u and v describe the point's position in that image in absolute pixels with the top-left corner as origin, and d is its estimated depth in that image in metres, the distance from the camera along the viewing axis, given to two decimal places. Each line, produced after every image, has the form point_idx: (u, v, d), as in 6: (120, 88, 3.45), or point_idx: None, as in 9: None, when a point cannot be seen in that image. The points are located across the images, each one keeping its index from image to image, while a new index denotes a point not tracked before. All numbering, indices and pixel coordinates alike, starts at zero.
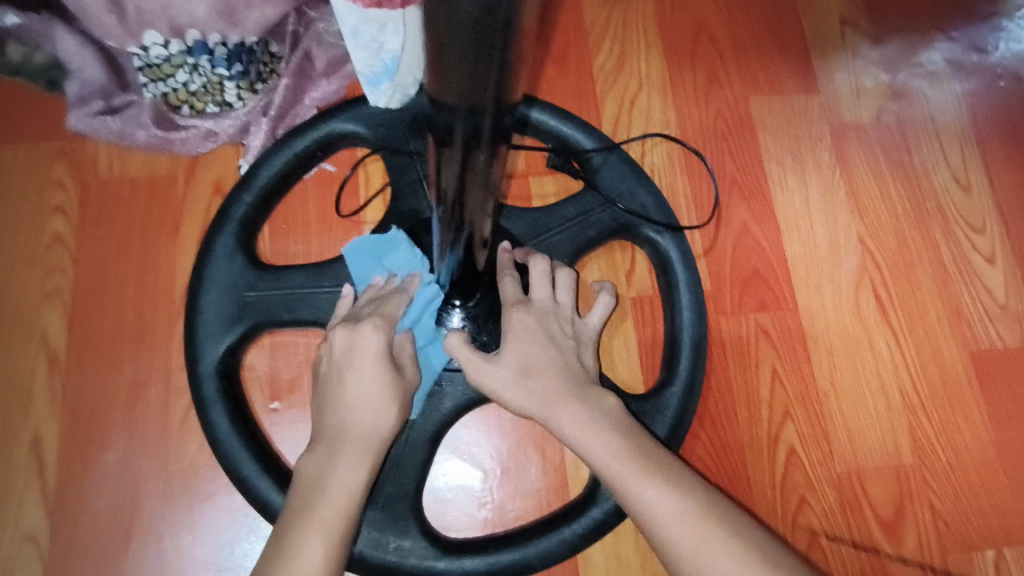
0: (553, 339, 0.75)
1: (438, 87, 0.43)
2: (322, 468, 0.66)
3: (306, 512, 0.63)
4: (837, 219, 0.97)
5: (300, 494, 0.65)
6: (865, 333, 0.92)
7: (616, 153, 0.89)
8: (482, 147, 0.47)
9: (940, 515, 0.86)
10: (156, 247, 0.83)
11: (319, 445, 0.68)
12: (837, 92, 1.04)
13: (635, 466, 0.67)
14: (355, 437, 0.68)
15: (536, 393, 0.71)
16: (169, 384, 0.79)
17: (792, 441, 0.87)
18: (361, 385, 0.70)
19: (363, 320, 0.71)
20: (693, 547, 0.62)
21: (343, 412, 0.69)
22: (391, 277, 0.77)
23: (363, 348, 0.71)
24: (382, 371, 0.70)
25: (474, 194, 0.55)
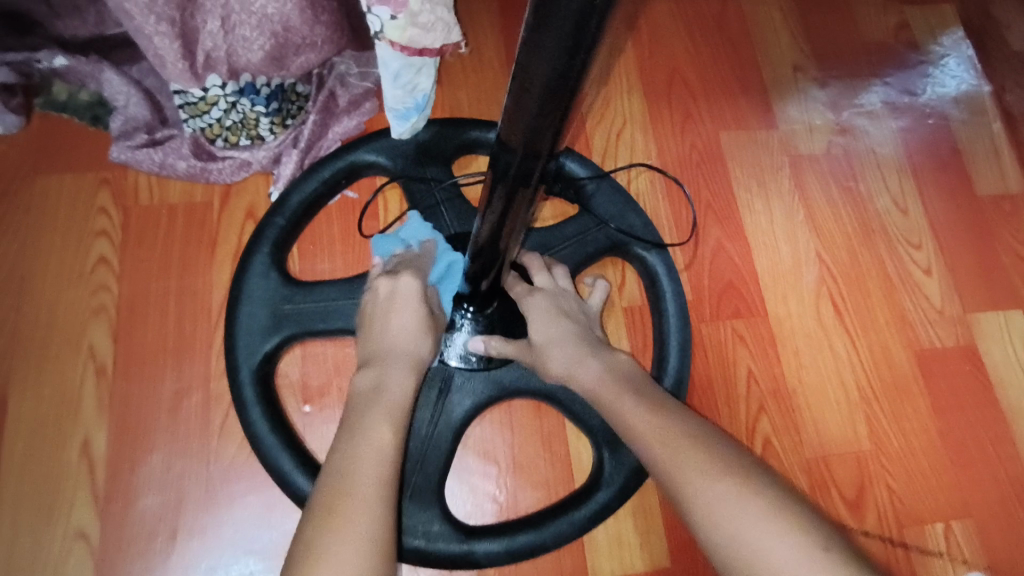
0: (566, 314, 0.86)
1: (507, 131, 0.55)
2: (378, 377, 0.75)
3: (370, 410, 0.72)
4: (797, 237, 1.11)
5: (356, 403, 0.74)
6: (826, 336, 1.05)
7: (607, 180, 1.02)
8: (532, 181, 0.60)
9: (896, 493, 0.98)
10: (194, 266, 0.91)
11: (366, 367, 0.77)
12: (793, 128, 1.20)
13: (633, 400, 0.75)
14: (404, 351, 0.78)
15: (559, 356, 0.81)
16: (209, 391, 0.86)
17: (767, 432, 0.99)
18: (398, 311, 0.80)
19: (402, 271, 0.82)
20: (668, 458, 0.69)
21: (389, 332, 0.79)
22: (408, 248, 0.88)
23: (404, 291, 0.81)
24: (419, 307, 0.81)
25: (512, 224, 0.68)
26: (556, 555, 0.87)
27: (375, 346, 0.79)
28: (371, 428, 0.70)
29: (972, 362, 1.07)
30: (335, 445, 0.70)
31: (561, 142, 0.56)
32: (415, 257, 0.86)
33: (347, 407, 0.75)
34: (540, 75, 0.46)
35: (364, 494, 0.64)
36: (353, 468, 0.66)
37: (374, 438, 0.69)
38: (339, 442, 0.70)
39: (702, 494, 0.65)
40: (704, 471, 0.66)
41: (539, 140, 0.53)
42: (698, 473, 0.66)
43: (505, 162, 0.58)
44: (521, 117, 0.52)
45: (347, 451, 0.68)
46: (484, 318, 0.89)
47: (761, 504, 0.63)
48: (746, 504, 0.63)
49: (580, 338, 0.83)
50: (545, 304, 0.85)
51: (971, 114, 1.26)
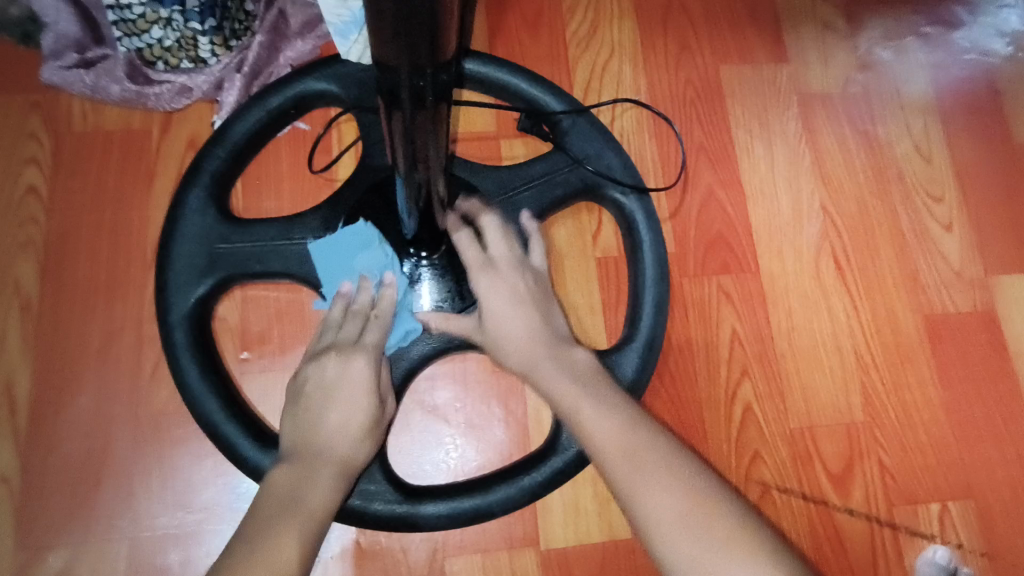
0: (519, 288, 0.78)
1: (379, 47, 0.46)
2: (299, 480, 0.67)
3: (281, 514, 0.64)
4: (800, 186, 1.00)
5: (274, 502, 0.65)
6: (824, 297, 0.95)
7: (584, 116, 0.91)
8: (429, 103, 0.51)
9: (888, 470, 0.89)
10: (130, 201, 0.85)
11: (287, 461, 0.68)
12: (807, 63, 1.06)
13: (588, 404, 0.70)
14: (334, 456, 0.70)
15: (524, 352, 0.75)
16: (141, 333, 0.81)
17: (749, 398, 0.90)
18: (347, 405, 0.72)
19: (355, 354, 0.74)
20: (625, 476, 0.65)
21: (324, 435, 0.71)
22: (363, 282, 0.78)
23: (352, 377, 0.73)
24: (369, 412, 0.73)
25: (426, 155, 0.59)
26: (505, 521, 0.81)
27: (304, 445, 0.70)
28: (276, 536, 0.62)
29: (989, 329, 0.96)
30: (242, 545, 0.61)
31: (449, 49, 0.46)
32: (366, 317, 0.77)
33: (262, 498, 0.66)
34: None
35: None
36: (253, 574, 0.58)
37: (278, 554, 0.61)
38: (233, 552, 0.60)
39: (666, 518, 0.62)
40: (669, 492, 0.63)
41: (416, 55, 0.44)
42: (660, 502, 0.63)
43: (391, 85, 0.49)
44: (385, 28, 0.43)
45: (252, 563, 0.59)
46: (433, 263, 0.83)
47: (727, 533, 0.61)
48: (711, 534, 0.60)
49: (532, 314, 0.76)
50: (497, 281, 0.78)
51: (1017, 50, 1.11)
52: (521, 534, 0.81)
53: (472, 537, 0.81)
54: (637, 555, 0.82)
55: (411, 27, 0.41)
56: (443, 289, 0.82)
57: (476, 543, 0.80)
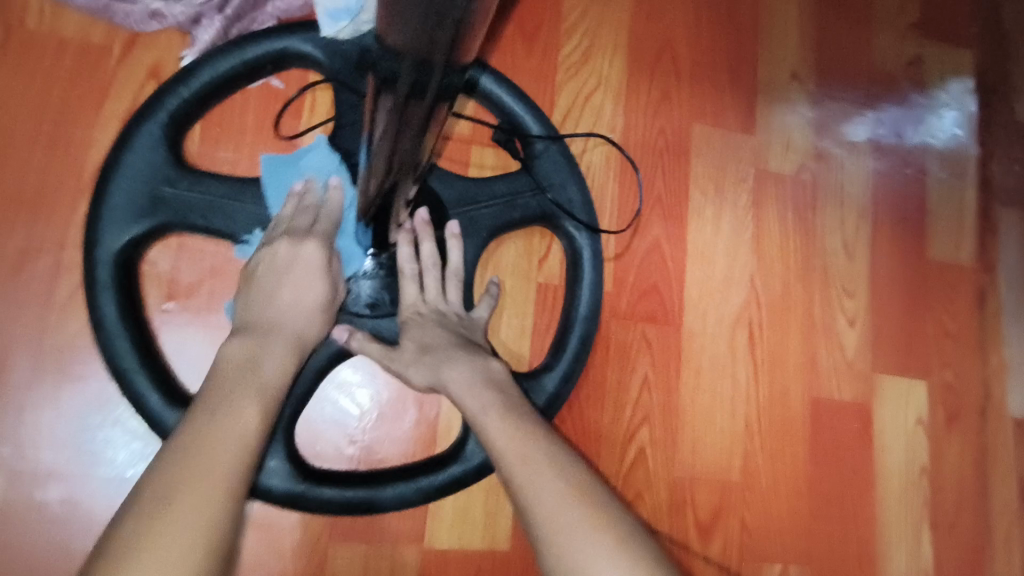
0: (444, 322, 0.81)
1: (393, 25, 0.45)
2: (254, 355, 0.68)
3: (240, 386, 0.65)
4: (737, 255, 1.06)
5: (233, 376, 0.66)
6: (732, 362, 1.03)
7: (557, 145, 0.94)
8: (425, 101, 0.50)
9: (748, 527, 0.99)
10: (74, 118, 0.80)
11: (240, 335, 0.70)
12: (771, 140, 1.13)
13: (495, 410, 0.72)
14: (285, 334, 0.71)
15: (433, 364, 0.77)
16: (60, 259, 0.77)
17: (644, 441, 0.97)
18: (303, 280, 0.74)
19: (308, 237, 0.76)
20: (523, 476, 0.67)
21: (278, 312, 0.72)
22: (310, 181, 0.79)
23: (307, 258, 0.75)
24: (323, 286, 0.75)
25: (405, 154, 0.59)
26: (395, 515, 0.84)
27: (255, 325, 0.71)
28: (238, 402, 0.63)
29: (862, 420, 1.08)
30: (205, 406, 0.62)
31: (461, 59, 0.47)
32: (317, 212, 0.78)
33: (219, 371, 0.67)
34: None
35: (219, 472, 0.58)
36: (209, 444, 0.60)
37: (239, 421, 0.62)
38: (190, 415, 0.62)
39: (558, 519, 0.63)
40: (560, 504, 0.64)
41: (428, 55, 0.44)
42: (555, 499, 0.65)
43: (392, 70, 0.49)
44: (405, 13, 0.42)
45: (213, 428, 0.61)
46: (380, 262, 0.84)
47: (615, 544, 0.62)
48: (585, 525, 0.63)
49: (453, 342, 0.79)
50: (421, 319, 0.81)
51: (949, 172, 1.23)
52: (407, 531, 0.85)
53: (361, 526, 0.83)
54: (509, 566, 0.87)
55: (428, 24, 0.41)
56: (383, 287, 0.84)
57: (364, 531, 0.83)
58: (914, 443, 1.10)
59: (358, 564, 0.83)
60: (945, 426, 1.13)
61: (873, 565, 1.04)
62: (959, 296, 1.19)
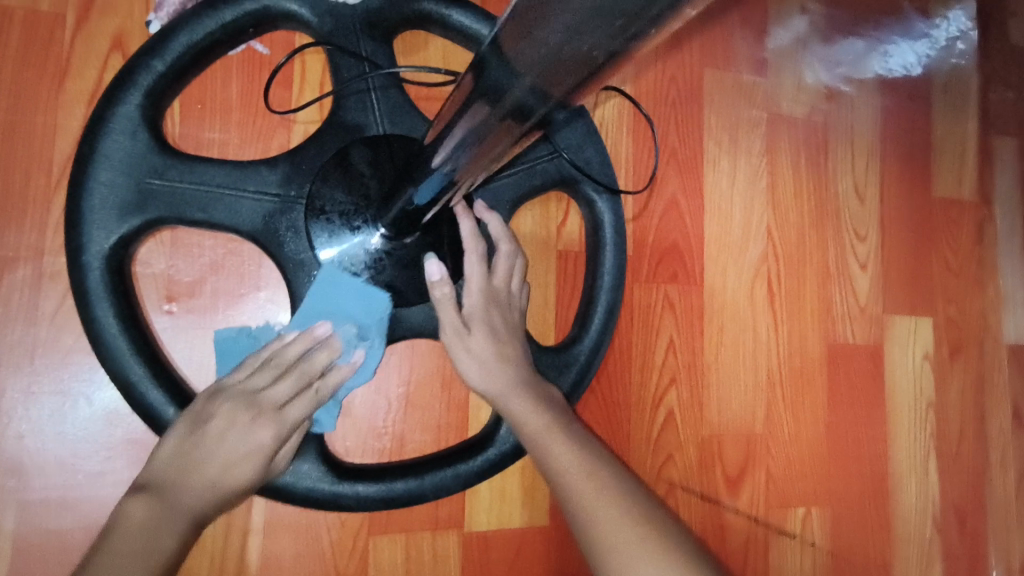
0: (510, 325, 0.78)
1: (507, 48, 0.43)
2: (157, 523, 0.60)
3: (132, 561, 0.57)
4: (753, 207, 1.04)
5: (131, 540, 0.58)
6: (752, 317, 1.02)
7: (572, 103, 0.87)
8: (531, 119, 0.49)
9: (773, 476, 1.01)
10: (34, 103, 0.70)
11: (147, 491, 0.62)
12: (781, 84, 1.09)
13: (563, 439, 0.72)
14: (184, 509, 0.62)
15: (503, 378, 0.74)
16: (40, 267, 0.69)
17: (673, 404, 0.96)
18: (235, 458, 0.66)
19: (270, 421, 0.68)
20: (587, 500, 0.68)
21: (197, 488, 0.64)
22: (333, 336, 0.71)
23: (251, 448, 0.66)
24: (258, 472, 0.66)
25: (483, 152, 0.57)
26: (433, 504, 0.82)
27: (171, 485, 0.63)
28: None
29: (875, 363, 1.10)
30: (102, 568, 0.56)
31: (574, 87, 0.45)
32: (307, 385, 0.70)
33: (120, 531, 0.59)
34: (554, 38, 0.38)
35: None
36: None
37: None
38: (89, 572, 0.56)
39: (619, 535, 0.66)
40: (622, 529, 0.66)
41: (543, 85, 0.43)
42: (603, 517, 0.67)
43: (497, 85, 0.46)
44: (524, 52, 0.41)
45: None
46: (395, 243, 0.75)
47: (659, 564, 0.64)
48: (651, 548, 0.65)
49: (519, 355, 0.76)
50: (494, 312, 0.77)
51: (953, 105, 1.21)
52: (446, 518, 0.83)
53: (399, 518, 0.81)
54: (550, 541, 0.87)
55: (556, 64, 0.40)
56: (408, 275, 0.76)
57: (402, 523, 0.81)
58: (922, 380, 1.13)
59: (401, 556, 0.81)
60: (949, 359, 1.16)
61: (887, 499, 1.08)
62: (963, 231, 1.20)
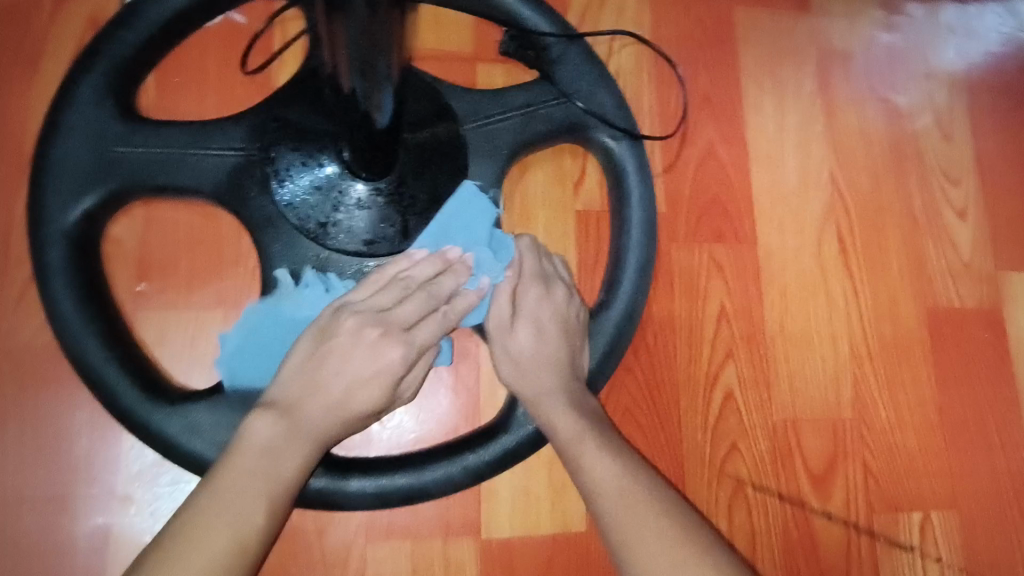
0: (559, 325, 0.68)
1: None
2: (274, 447, 0.54)
3: (255, 485, 0.52)
4: (809, 152, 0.89)
5: (250, 464, 0.53)
6: (823, 279, 0.85)
7: (577, 45, 0.77)
8: (382, 13, 0.46)
9: (872, 472, 0.81)
10: (10, 86, 0.68)
11: (287, 413, 0.56)
12: (831, 14, 0.94)
13: (604, 453, 0.62)
14: (313, 433, 0.57)
15: (547, 375, 0.66)
16: (10, 251, 0.66)
17: (732, 383, 0.79)
18: (361, 380, 0.60)
19: (411, 346, 0.62)
20: (624, 512, 0.58)
21: (317, 406, 0.58)
22: (466, 259, 0.66)
23: (388, 375, 0.61)
24: (378, 399, 0.60)
25: (381, 31, 0.48)
26: (442, 506, 0.70)
27: (299, 404, 0.57)
28: (240, 511, 0.51)
29: (993, 329, 0.89)
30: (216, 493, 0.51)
31: None
32: (434, 310, 0.64)
33: (234, 456, 0.54)
34: None
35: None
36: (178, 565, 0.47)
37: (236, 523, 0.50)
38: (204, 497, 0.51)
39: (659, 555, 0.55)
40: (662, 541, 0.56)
41: None
42: (630, 511, 0.58)
43: None
44: None
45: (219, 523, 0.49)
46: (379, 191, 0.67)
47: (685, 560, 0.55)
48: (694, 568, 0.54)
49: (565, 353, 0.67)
50: (539, 306, 0.68)
51: None
52: (459, 523, 0.70)
53: (402, 521, 0.69)
54: (588, 551, 0.72)
55: None
56: (391, 229, 0.67)
57: (407, 528, 0.69)
58: None
59: (407, 569, 0.69)
60: None
61: None
62: None
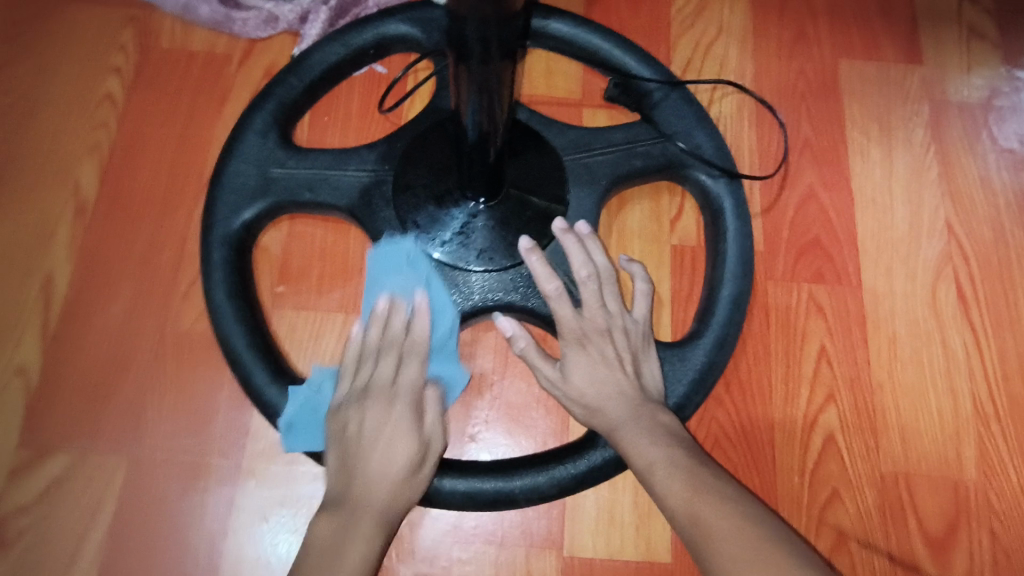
0: (610, 361, 0.68)
1: None
2: (339, 538, 0.58)
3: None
4: (922, 199, 0.86)
5: (322, 560, 0.57)
6: (939, 328, 0.81)
7: (678, 91, 0.82)
8: (496, 63, 0.55)
9: (1001, 543, 0.73)
10: (198, 120, 0.83)
11: (325, 513, 0.61)
12: (945, 67, 0.94)
13: (679, 475, 0.61)
14: (371, 508, 0.60)
15: (609, 408, 0.67)
16: (182, 250, 0.77)
17: (832, 427, 0.76)
18: (386, 441, 0.63)
19: (395, 393, 0.66)
20: (706, 530, 0.57)
21: (368, 478, 0.62)
22: (393, 302, 0.70)
23: (386, 421, 0.64)
24: (414, 445, 0.64)
25: (498, 65, 0.55)
26: (528, 518, 0.71)
27: (346, 490, 0.61)
28: None
29: None
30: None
31: None
32: (402, 350, 0.69)
33: (305, 560, 0.58)
34: None
35: None
36: None
37: None
38: None
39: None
40: (746, 557, 0.54)
41: None
42: (716, 530, 0.57)
43: None
44: None
45: None
46: (492, 210, 0.73)
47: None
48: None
49: (624, 385, 0.67)
50: (585, 350, 0.69)
51: None
52: (543, 538, 0.71)
53: (487, 529, 0.71)
54: None
55: None
56: (496, 239, 0.73)
57: (491, 536, 0.71)
58: None
59: None
60: None
61: None
62: None
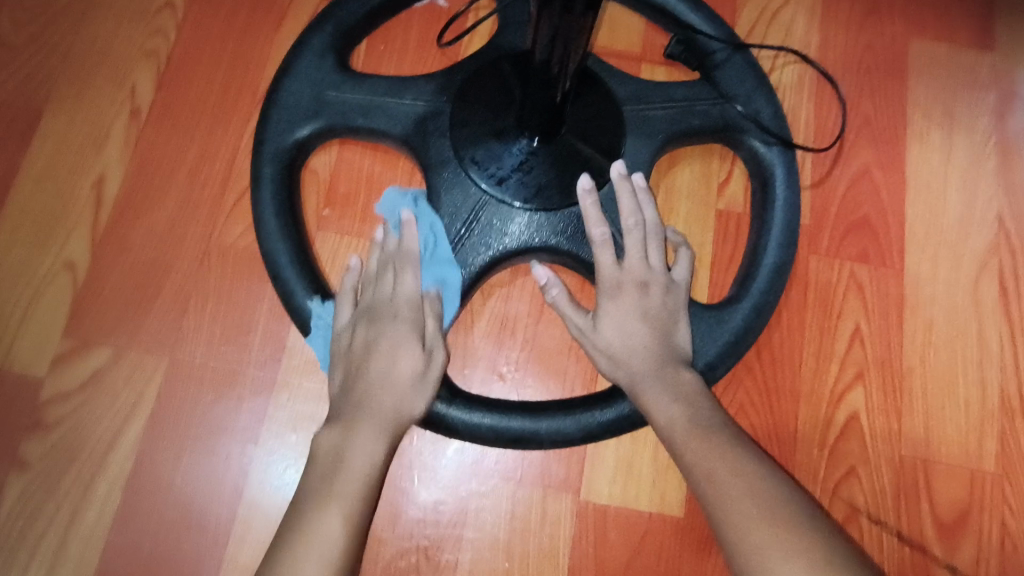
0: (644, 317, 0.68)
1: None
2: (325, 480, 0.59)
3: (308, 516, 0.56)
4: (976, 189, 0.85)
5: (309, 499, 0.58)
6: (976, 320, 0.80)
7: (742, 54, 0.81)
8: (581, 11, 0.54)
9: (1011, 534, 0.74)
10: (256, 35, 0.82)
11: (314, 465, 0.61)
12: (1017, 57, 0.91)
13: (697, 434, 0.62)
14: (361, 444, 0.61)
15: (635, 362, 0.67)
16: (232, 164, 0.78)
17: (857, 406, 0.76)
18: (376, 384, 0.64)
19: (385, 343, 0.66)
20: (723, 479, 0.59)
21: (356, 419, 0.62)
22: (387, 259, 0.70)
23: (373, 369, 0.65)
24: (401, 383, 0.65)
25: (582, 15, 0.54)
26: (549, 459, 0.73)
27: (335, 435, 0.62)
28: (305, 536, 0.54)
29: None
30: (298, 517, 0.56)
31: None
32: (392, 303, 0.69)
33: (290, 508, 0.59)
34: None
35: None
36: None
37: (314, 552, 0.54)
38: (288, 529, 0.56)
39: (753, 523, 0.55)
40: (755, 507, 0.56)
41: None
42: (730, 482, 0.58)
43: None
44: None
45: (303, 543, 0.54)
46: (547, 151, 0.72)
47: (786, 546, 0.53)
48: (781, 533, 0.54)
49: (653, 341, 0.67)
50: (620, 303, 0.68)
51: None
52: (562, 479, 0.72)
53: (509, 465, 0.72)
54: (684, 538, 0.71)
55: None
56: (547, 183, 0.72)
57: (511, 472, 0.72)
58: None
59: (506, 514, 0.71)
60: None
61: None
62: None
